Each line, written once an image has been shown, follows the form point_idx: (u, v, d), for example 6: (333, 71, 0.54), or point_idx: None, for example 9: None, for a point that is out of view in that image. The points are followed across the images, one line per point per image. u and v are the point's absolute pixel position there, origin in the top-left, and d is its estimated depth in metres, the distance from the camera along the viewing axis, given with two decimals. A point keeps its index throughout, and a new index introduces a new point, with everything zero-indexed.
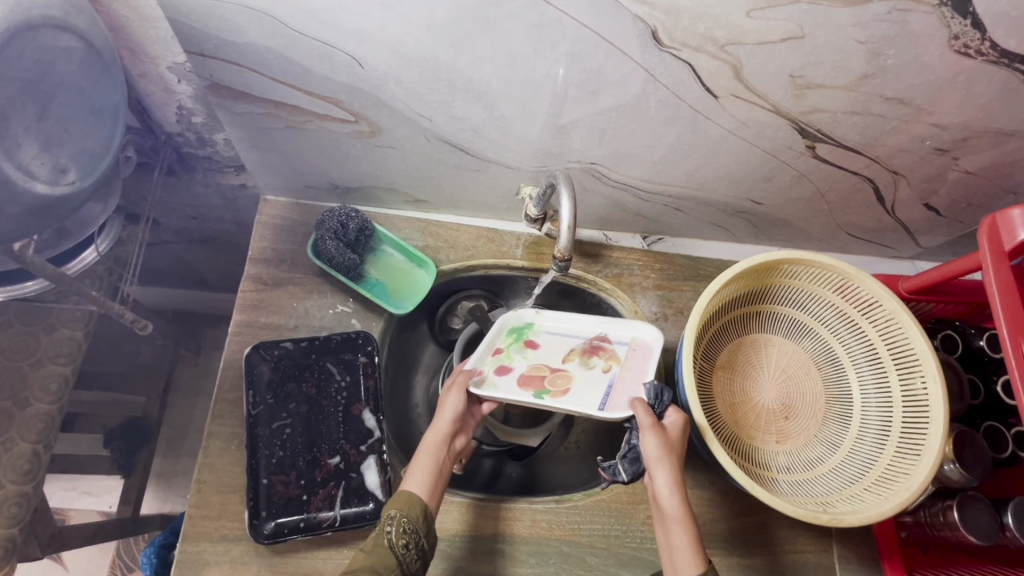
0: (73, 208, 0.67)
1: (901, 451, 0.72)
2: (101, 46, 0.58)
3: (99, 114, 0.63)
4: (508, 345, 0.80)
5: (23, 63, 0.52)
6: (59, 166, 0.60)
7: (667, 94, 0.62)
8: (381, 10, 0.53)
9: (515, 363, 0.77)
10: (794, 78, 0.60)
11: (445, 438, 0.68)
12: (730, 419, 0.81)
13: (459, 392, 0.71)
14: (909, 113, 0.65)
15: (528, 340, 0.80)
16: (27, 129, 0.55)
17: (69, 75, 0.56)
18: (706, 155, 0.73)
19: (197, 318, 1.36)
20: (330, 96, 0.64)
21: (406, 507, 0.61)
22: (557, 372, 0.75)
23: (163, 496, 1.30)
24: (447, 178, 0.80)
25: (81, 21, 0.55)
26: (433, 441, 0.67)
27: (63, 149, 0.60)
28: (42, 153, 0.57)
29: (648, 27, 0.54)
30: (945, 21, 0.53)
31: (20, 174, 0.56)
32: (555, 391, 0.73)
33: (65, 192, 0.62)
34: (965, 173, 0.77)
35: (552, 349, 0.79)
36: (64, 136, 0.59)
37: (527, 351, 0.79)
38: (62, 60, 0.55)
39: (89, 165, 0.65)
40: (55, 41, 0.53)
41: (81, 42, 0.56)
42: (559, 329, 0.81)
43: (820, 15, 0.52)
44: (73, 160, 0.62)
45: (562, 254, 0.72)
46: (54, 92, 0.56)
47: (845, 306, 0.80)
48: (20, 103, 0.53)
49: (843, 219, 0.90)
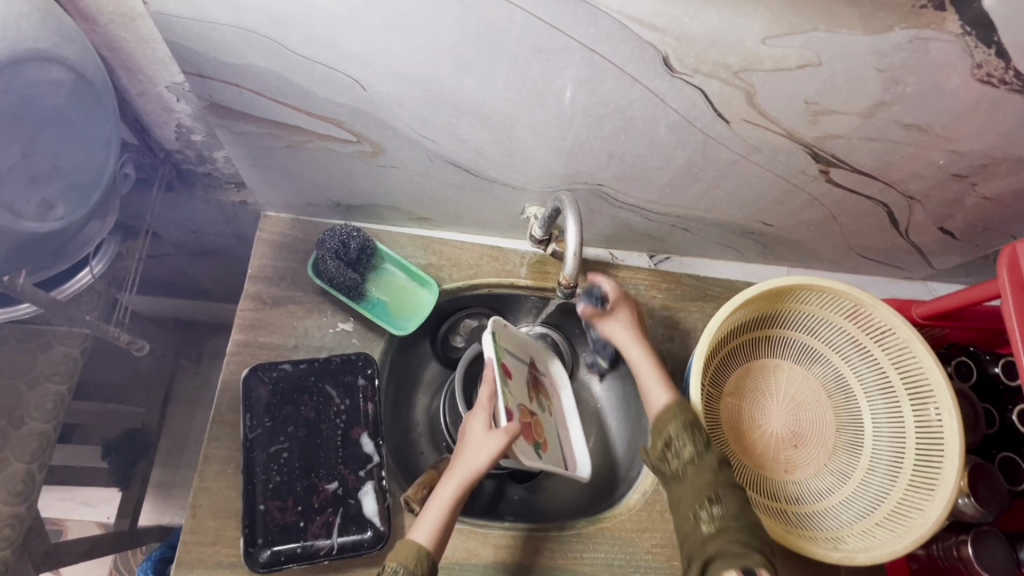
0: (67, 236, 0.66)
1: (915, 485, 0.71)
2: (92, 76, 0.56)
3: (92, 143, 0.61)
4: (500, 376, 0.72)
5: (8, 100, 0.50)
6: (46, 202, 0.59)
7: (678, 118, 0.61)
8: (384, 33, 0.51)
9: (514, 406, 0.72)
10: (810, 104, 0.58)
11: (465, 493, 0.64)
12: (738, 446, 0.79)
13: (503, 440, 0.65)
14: (928, 139, 0.63)
15: (505, 366, 0.74)
16: (12, 168, 0.54)
17: (59, 111, 0.55)
18: (716, 178, 0.71)
19: (197, 327, 1.34)
20: (332, 117, 0.63)
21: (412, 563, 0.60)
22: (533, 418, 0.77)
23: (162, 507, 1.28)
24: (452, 197, 0.79)
25: (72, 53, 0.53)
26: (453, 492, 0.64)
27: (52, 186, 0.59)
28: (28, 190, 0.56)
29: (659, 53, 0.52)
30: (969, 49, 0.51)
31: (5, 214, 0.55)
32: (542, 442, 0.76)
33: (53, 228, 0.62)
34: (982, 199, 0.75)
35: (518, 380, 0.77)
36: (52, 171, 0.58)
37: (510, 384, 0.74)
38: (51, 93, 0.53)
39: (79, 197, 0.64)
40: (43, 74, 0.52)
41: (72, 74, 0.54)
42: (511, 348, 0.78)
43: (839, 43, 0.50)
44: (61, 195, 0.61)
45: (566, 281, 0.71)
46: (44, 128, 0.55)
47: (857, 332, 0.78)
48: (6, 139, 0.51)
49: (855, 242, 0.88)
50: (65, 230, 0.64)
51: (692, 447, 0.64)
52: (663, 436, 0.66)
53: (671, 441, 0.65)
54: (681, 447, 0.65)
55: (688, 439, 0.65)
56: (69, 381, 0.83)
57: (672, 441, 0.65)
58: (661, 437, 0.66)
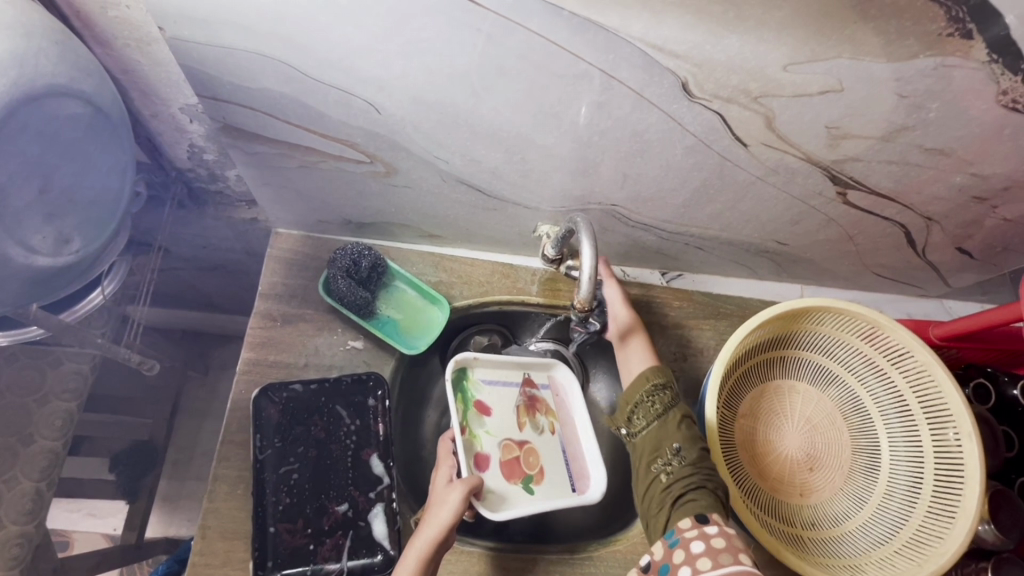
0: (83, 266, 0.65)
1: (934, 512, 0.69)
2: (108, 107, 0.56)
3: (109, 171, 0.61)
4: (464, 419, 0.75)
5: (25, 137, 0.50)
6: (62, 236, 0.59)
7: (696, 142, 0.60)
8: (402, 59, 0.51)
9: (483, 444, 0.75)
10: (830, 128, 0.57)
11: (432, 553, 0.64)
12: (752, 469, 0.77)
13: (462, 491, 0.67)
14: (949, 163, 0.62)
15: (476, 404, 0.77)
16: (30, 205, 0.53)
17: (75, 142, 0.55)
18: (732, 199, 0.70)
19: (205, 338, 1.34)
20: (346, 139, 0.62)
21: None
22: (525, 448, 0.77)
23: (168, 519, 1.27)
24: (464, 216, 0.79)
25: (88, 85, 0.53)
26: (418, 554, 0.64)
27: (67, 220, 0.58)
28: (45, 226, 0.56)
29: (678, 79, 0.51)
30: (995, 76, 0.50)
31: (22, 250, 0.55)
32: (536, 473, 0.76)
33: (68, 262, 0.61)
34: (1002, 220, 0.74)
35: (501, 412, 0.79)
36: (69, 206, 0.58)
37: (483, 421, 0.76)
38: (68, 127, 0.53)
39: (94, 230, 0.63)
40: (61, 109, 0.52)
41: (88, 106, 0.54)
42: (494, 379, 0.81)
43: (862, 70, 0.49)
44: (77, 229, 0.60)
45: (580, 304, 0.69)
46: (61, 162, 0.54)
47: (873, 354, 0.77)
48: (21, 176, 0.51)
49: (870, 260, 0.87)
50: (80, 263, 0.64)
51: (659, 405, 0.71)
52: (633, 400, 0.73)
53: (641, 402, 0.72)
54: (650, 407, 0.71)
55: (655, 399, 0.72)
56: (79, 398, 0.83)
57: (640, 402, 0.72)
58: (631, 399, 0.73)
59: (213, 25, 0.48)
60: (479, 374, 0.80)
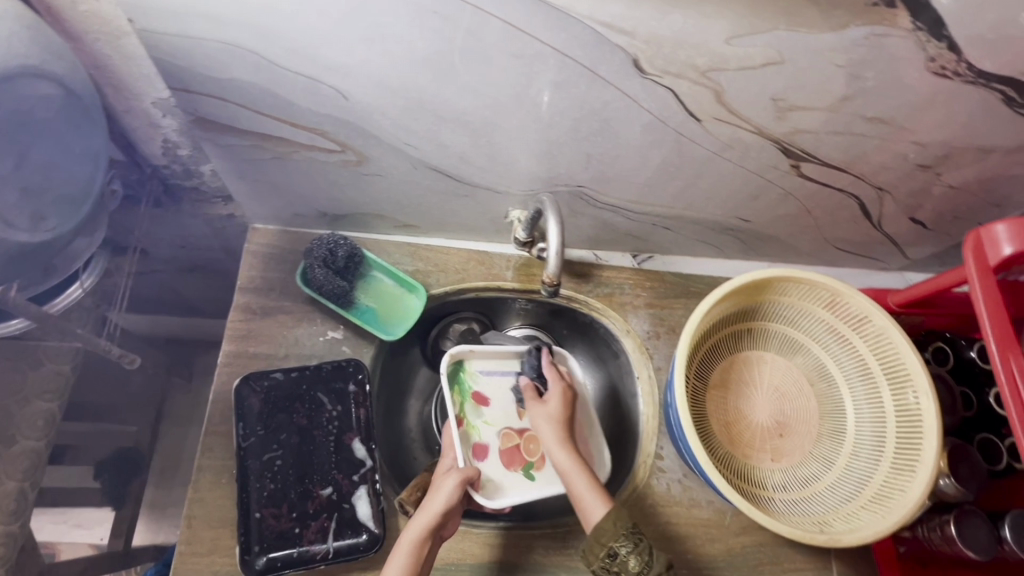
0: (58, 244, 0.68)
1: (897, 466, 0.72)
2: (81, 90, 0.59)
3: (81, 155, 0.64)
4: (462, 411, 0.81)
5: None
6: (38, 213, 0.62)
7: (651, 119, 0.63)
8: (365, 45, 0.53)
9: (481, 436, 0.81)
10: (776, 101, 0.60)
11: (427, 536, 0.66)
12: (725, 438, 0.81)
13: (457, 481, 0.70)
14: (891, 131, 0.66)
15: (473, 396, 0.83)
16: (4, 178, 0.56)
17: (47, 122, 0.58)
18: (692, 176, 0.73)
19: (187, 344, 1.33)
20: (316, 127, 0.64)
21: None
22: (524, 436, 0.83)
23: (155, 527, 1.25)
24: (436, 204, 0.81)
25: (61, 68, 0.56)
26: (414, 537, 0.65)
27: (41, 199, 0.61)
28: (21, 202, 0.59)
29: (629, 56, 0.54)
30: (922, 44, 0.54)
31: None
32: (536, 459, 0.81)
33: (44, 238, 0.64)
34: (948, 188, 0.77)
35: (499, 401, 0.84)
36: (44, 183, 0.61)
37: (481, 412, 0.82)
38: (41, 108, 0.56)
39: (69, 209, 0.66)
40: (32, 90, 0.54)
41: (60, 89, 0.56)
42: (491, 370, 0.85)
43: (798, 42, 0.53)
44: (51, 207, 0.63)
45: (550, 279, 0.73)
46: (33, 138, 0.57)
47: (836, 322, 0.80)
48: None
49: (831, 234, 0.90)
50: (56, 241, 0.67)
51: (637, 559, 0.63)
52: (606, 546, 0.64)
53: (615, 551, 0.63)
54: (627, 559, 0.63)
55: (632, 550, 0.63)
56: (60, 399, 0.83)
57: (616, 550, 0.64)
58: (604, 546, 0.64)
59: (181, 17, 0.50)
60: (475, 364, 0.85)
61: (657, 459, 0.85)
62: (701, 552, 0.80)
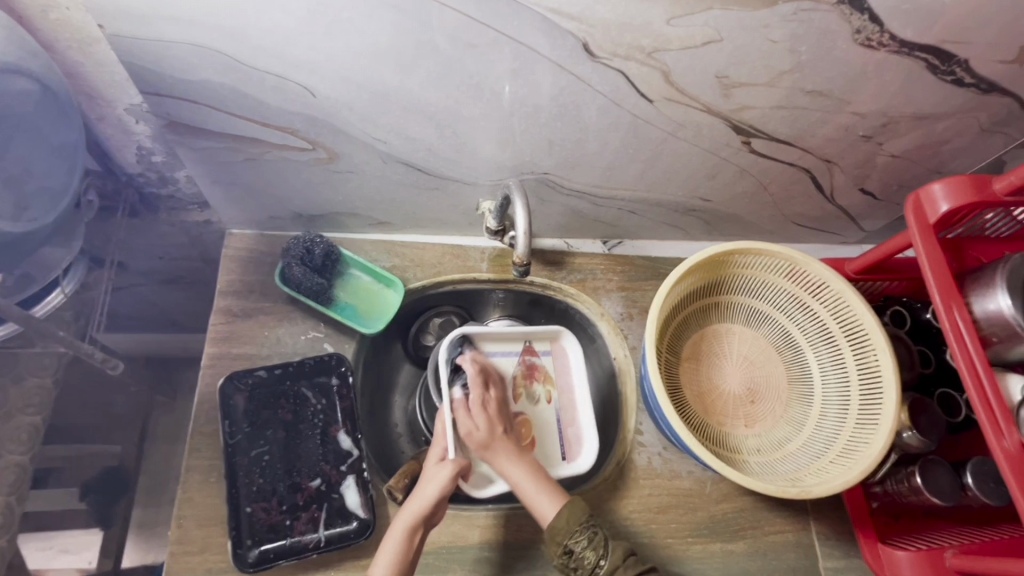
0: (33, 243, 0.68)
1: (861, 422, 0.76)
2: (57, 87, 0.60)
3: (61, 152, 0.65)
4: None
5: None
6: (21, 203, 0.62)
7: (607, 101, 0.66)
8: (328, 40, 0.56)
9: None
10: (720, 78, 0.64)
11: (418, 524, 0.68)
12: (699, 408, 0.84)
13: (451, 468, 0.70)
14: (831, 104, 0.70)
15: None
16: None
17: (27, 116, 0.59)
18: (651, 157, 0.77)
19: (170, 362, 1.28)
20: (286, 126, 0.67)
21: None
22: (520, 421, 0.89)
23: (145, 547, 1.19)
24: (409, 199, 0.83)
25: (37, 66, 0.57)
26: (405, 525, 0.67)
27: (19, 200, 0.62)
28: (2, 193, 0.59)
29: (579, 40, 0.58)
30: (847, 17, 0.58)
31: None
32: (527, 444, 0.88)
33: (27, 229, 0.64)
34: (891, 157, 0.82)
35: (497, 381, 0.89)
36: (25, 175, 0.61)
37: None
38: (18, 104, 0.57)
39: (49, 203, 0.67)
40: (10, 84, 0.55)
41: (37, 84, 0.58)
42: (493, 353, 0.91)
43: (732, 20, 0.57)
44: (33, 198, 0.64)
45: (520, 260, 0.75)
46: (13, 133, 0.59)
47: (798, 291, 0.84)
48: None
49: (788, 210, 0.95)
50: (38, 233, 0.67)
51: (593, 553, 0.67)
52: (561, 543, 0.67)
53: (572, 547, 0.67)
54: (584, 554, 0.67)
55: (587, 544, 0.67)
56: (44, 412, 0.84)
57: (572, 547, 0.67)
58: (560, 544, 0.67)
59: (151, 21, 0.52)
60: (476, 343, 0.89)
61: (636, 434, 0.88)
62: (684, 520, 0.83)
